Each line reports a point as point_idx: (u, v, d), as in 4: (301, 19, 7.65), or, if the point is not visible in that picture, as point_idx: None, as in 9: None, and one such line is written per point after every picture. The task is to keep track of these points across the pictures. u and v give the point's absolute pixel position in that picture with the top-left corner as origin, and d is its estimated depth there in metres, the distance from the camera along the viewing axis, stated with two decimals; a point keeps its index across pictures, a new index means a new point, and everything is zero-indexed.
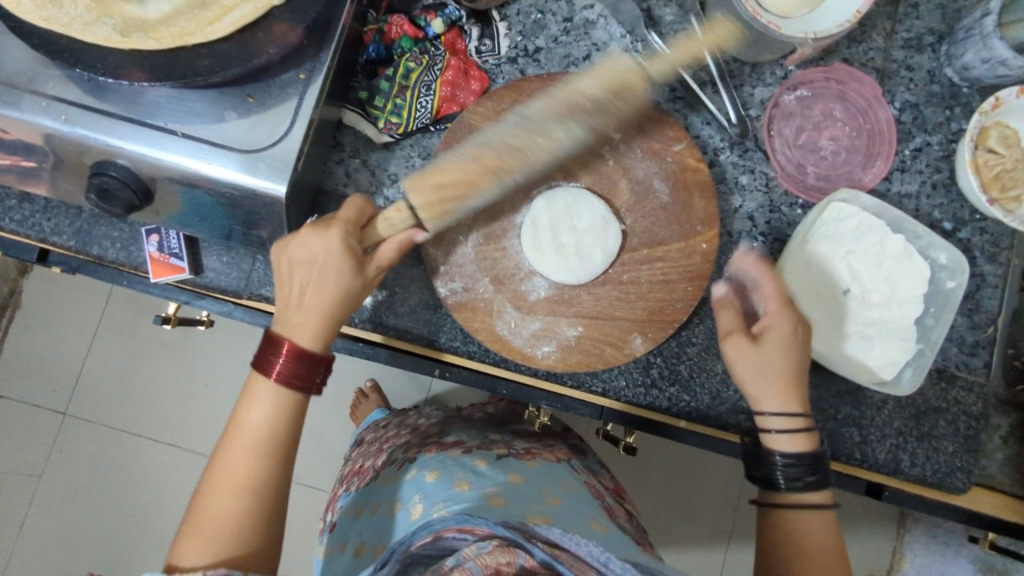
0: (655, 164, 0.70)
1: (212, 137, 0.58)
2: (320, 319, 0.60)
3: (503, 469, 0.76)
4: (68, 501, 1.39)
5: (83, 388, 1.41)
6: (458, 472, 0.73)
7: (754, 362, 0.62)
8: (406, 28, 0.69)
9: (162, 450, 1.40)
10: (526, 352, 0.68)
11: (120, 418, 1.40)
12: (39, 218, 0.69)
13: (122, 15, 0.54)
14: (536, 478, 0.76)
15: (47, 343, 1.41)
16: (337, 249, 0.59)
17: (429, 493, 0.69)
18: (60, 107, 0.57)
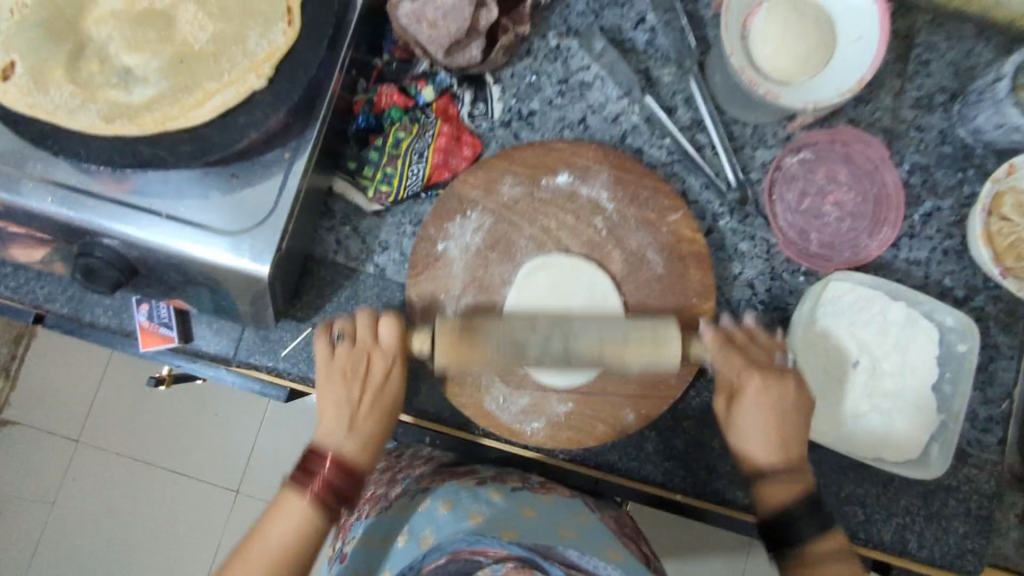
0: (649, 236, 0.67)
1: (196, 218, 0.58)
2: (375, 420, 0.60)
3: (517, 501, 0.64)
4: (78, 531, 1.40)
5: (94, 420, 1.42)
6: (475, 503, 0.62)
7: (759, 436, 0.59)
8: (396, 98, 0.68)
9: (170, 480, 1.41)
10: (515, 430, 0.66)
11: (129, 448, 1.42)
12: (32, 284, 0.69)
13: (106, 101, 0.54)
14: (553, 509, 0.65)
15: (59, 375, 1.43)
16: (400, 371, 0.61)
17: (440, 527, 0.59)
18: (46, 188, 0.57)
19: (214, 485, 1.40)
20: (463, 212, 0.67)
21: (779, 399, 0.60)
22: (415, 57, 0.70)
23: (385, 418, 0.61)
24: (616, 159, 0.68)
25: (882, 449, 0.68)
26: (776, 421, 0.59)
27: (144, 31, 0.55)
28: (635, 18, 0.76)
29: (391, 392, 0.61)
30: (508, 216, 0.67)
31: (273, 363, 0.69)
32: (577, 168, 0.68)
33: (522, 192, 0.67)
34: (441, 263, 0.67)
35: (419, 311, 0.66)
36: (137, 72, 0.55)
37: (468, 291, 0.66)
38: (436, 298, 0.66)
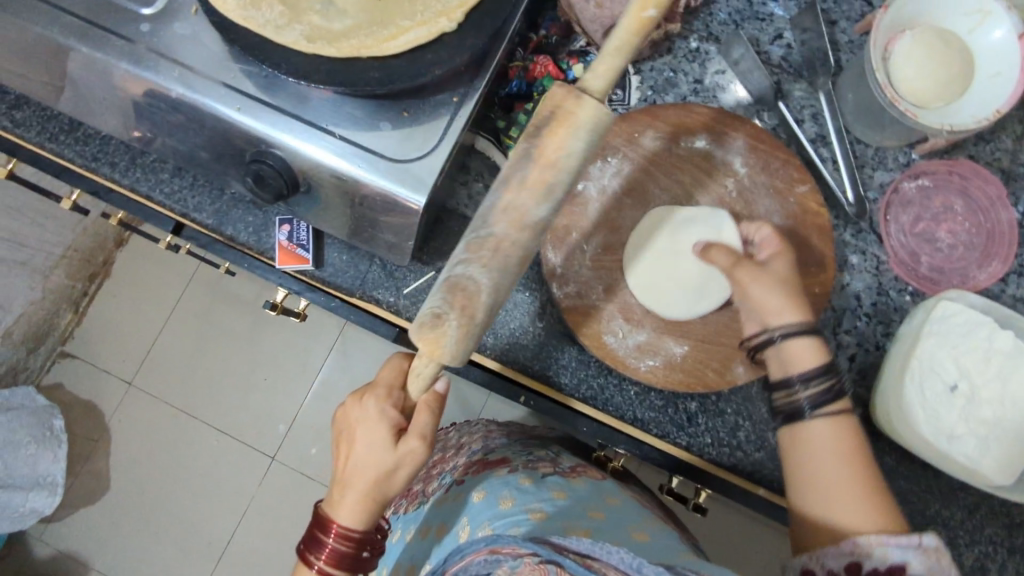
0: (778, 203, 0.71)
1: (364, 143, 0.62)
2: (354, 498, 0.57)
3: (547, 485, 0.71)
4: (122, 468, 1.43)
5: (150, 364, 1.47)
6: (503, 489, 0.70)
7: (819, 419, 0.58)
8: (551, 68, 0.72)
9: (214, 433, 1.44)
10: (629, 363, 0.68)
11: (182, 397, 1.45)
12: (184, 192, 0.74)
13: (309, 24, 0.59)
14: (585, 492, 0.72)
15: (129, 314, 1.48)
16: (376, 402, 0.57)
17: (477, 513, 0.67)
18: (236, 97, 0.62)
19: (257, 446, 1.43)
20: (603, 155, 0.71)
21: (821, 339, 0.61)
22: (572, 33, 0.74)
23: (375, 492, 0.57)
24: (752, 128, 0.72)
25: (981, 474, 0.69)
26: (839, 445, 0.56)
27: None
28: (773, 34, 0.80)
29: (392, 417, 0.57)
30: (647, 164, 0.72)
31: (394, 299, 0.72)
32: (715, 131, 0.72)
33: (662, 145, 0.72)
34: (579, 203, 0.70)
35: (553, 244, 0.69)
36: (339, 3, 0.61)
37: (598, 234, 0.70)
38: (568, 232, 0.70)
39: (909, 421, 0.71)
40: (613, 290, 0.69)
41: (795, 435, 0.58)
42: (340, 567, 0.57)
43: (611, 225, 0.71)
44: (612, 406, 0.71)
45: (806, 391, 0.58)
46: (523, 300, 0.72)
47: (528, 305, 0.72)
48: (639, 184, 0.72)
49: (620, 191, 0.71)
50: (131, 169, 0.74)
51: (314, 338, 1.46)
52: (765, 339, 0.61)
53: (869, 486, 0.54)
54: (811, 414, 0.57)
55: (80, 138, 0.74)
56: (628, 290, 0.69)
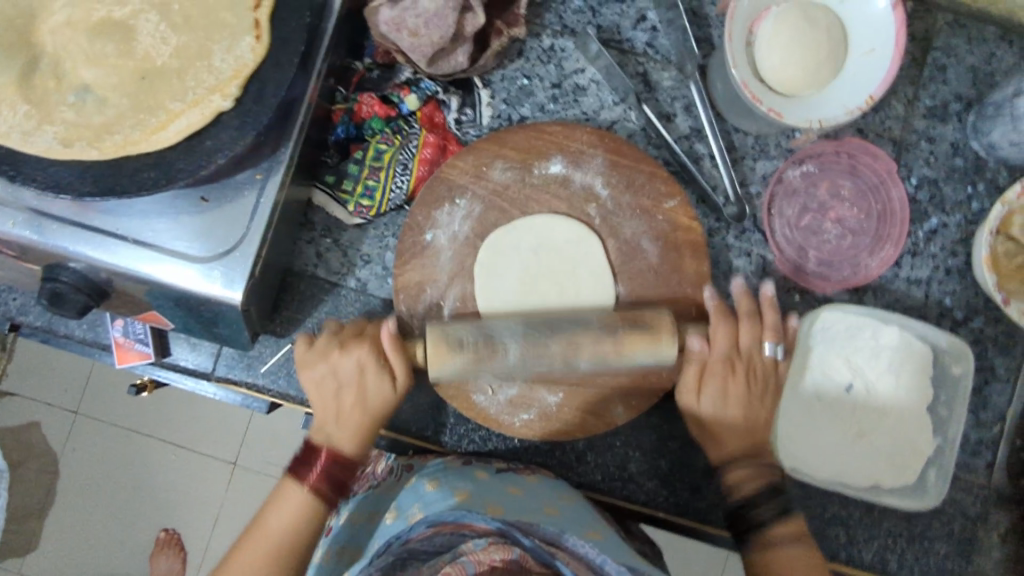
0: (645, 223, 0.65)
1: (163, 241, 0.56)
2: (355, 423, 0.61)
3: (501, 483, 0.63)
4: (66, 506, 1.38)
5: (93, 392, 1.39)
6: (461, 480, 0.62)
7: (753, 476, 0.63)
8: (378, 106, 0.65)
9: (172, 449, 1.38)
10: (503, 420, 0.64)
11: (130, 418, 1.39)
12: (4, 296, 0.68)
13: (65, 122, 0.52)
14: (537, 490, 0.63)
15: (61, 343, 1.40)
16: (368, 354, 0.61)
17: (428, 502, 0.59)
18: (6, 212, 0.54)
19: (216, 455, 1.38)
20: (451, 198, 0.65)
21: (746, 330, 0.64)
22: (397, 64, 0.67)
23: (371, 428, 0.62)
24: (612, 142, 0.66)
25: (883, 479, 0.67)
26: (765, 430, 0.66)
27: (101, 46, 0.53)
28: (635, 17, 0.71)
29: (371, 387, 0.61)
30: (500, 201, 0.65)
31: (252, 379, 0.68)
32: (570, 151, 0.65)
33: (514, 177, 0.65)
34: (429, 255, 0.64)
35: (405, 304, 0.64)
36: (95, 89, 0.52)
37: (456, 285, 0.65)
38: (422, 289, 0.64)
39: (791, 427, 0.68)
40: (477, 344, 0.65)
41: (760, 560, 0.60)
42: (330, 487, 0.60)
43: (468, 274, 0.65)
44: (500, 454, 0.69)
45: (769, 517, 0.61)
46: None
47: None
48: (493, 225, 0.65)
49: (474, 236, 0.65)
50: None
51: None
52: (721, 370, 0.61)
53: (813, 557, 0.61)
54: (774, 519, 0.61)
55: None
56: (494, 341, 0.65)
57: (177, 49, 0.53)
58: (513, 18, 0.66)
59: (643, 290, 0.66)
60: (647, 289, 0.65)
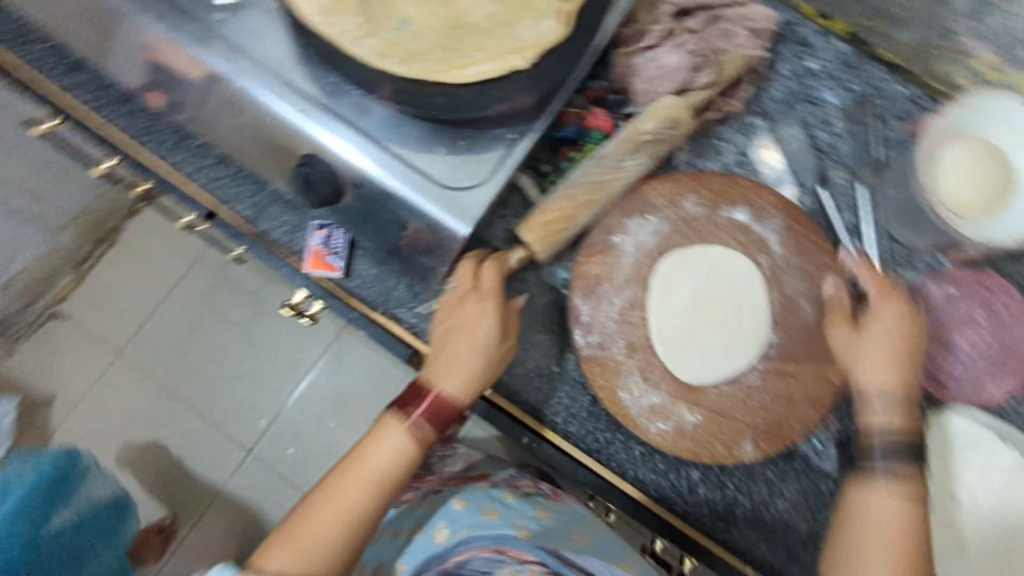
0: (806, 286, 0.72)
1: (416, 161, 0.63)
2: (463, 375, 0.63)
3: (530, 503, 0.80)
4: (94, 437, 1.57)
5: (141, 336, 1.62)
6: (486, 500, 0.78)
7: (887, 487, 0.56)
8: (606, 123, 0.73)
9: (194, 416, 1.59)
10: (640, 424, 0.68)
11: (166, 373, 1.61)
12: (226, 180, 0.74)
13: (385, 40, 0.60)
14: (567, 517, 0.80)
15: (129, 285, 1.64)
16: (492, 312, 0.64)
17: (457, 519, 0.75)
18: (299, 98, 0.63)
19: (236, 438, 1.58)
20: (644, 213, 0.72)
21: (907, 317, 0.65)
22: (629, 98, 0.74)
23: (479, 378, 0.64)
24: (794, 209, 0.73)
25: None
26: (896, 525, 0.54)
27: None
28: (823, 120, 0.81)
29: (499, 345, 0.65)
30: (686, 228, 0.72)
31: (416, 320, 0.72)
32: (755, 206, 0.73)
33: (702, 212, 0.72)
34: (612, 255, 0.70)
35: (582, 289, 0.70)
36: (415, 23, 0.61)
37: (628, 288, 0.70)
38: (599, 282, 0.70)
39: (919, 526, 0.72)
40: (634, 346, 0.69)
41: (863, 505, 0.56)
42: (432, 425, 0.60)
43: (641, 281, 0.70)
44: (616, 463, 0.71)
45: (880, 458, 0.58)
46: (542, 341, 0.73)
47: (547, 347, 0.73)
48: (674, 248, 0.72)
49: (655, 251, 0.71)
50: (177, 149, 0.74)
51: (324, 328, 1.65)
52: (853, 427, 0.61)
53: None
54: (880, 480, 0.56)
55: (132, 108, 0.74)
56: (649, 348, 0.69)
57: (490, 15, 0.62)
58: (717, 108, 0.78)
59: (790, 346, 0.70)
60: (796, 345, 0.70)
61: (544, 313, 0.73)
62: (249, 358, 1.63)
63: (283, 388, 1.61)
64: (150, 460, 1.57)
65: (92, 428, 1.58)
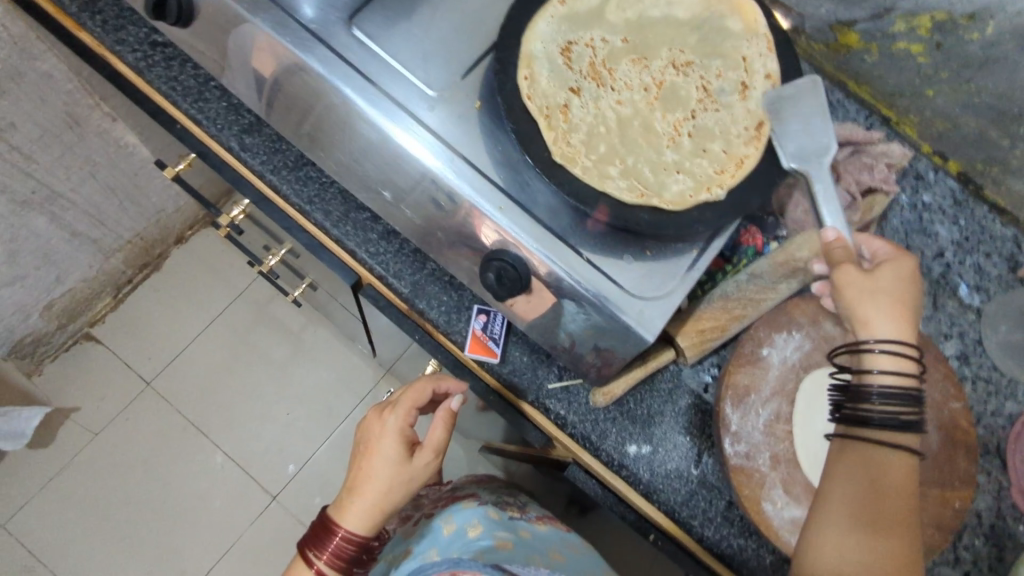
0: (932, 412, 0.76)
1: (608, 269, 0.64)
2: (365, 504, 0.69)
3: (513, 523, 0.89)
4: (110, 470, 1.49)
5: (173, 369, 1.58)
6: (472, 517, 0.87)
7: (894, 358, 0.59)
8: (757, 241, 0.78)
9: (221, 458, 1.53)
10: (782, 536, 0.69)
11: (197, 410, 1.56)
12: (388, 257, 0.74)
13: (592, 159, 0.60)
14: (544, 535, 0.91)
15: (168, 315, 1.61)
16: (395, 427, 0.72)
17: (446, 542, 0.83)
18: (500, 196, 0.64)
19: (263, 482, 1.53)
20: (789, 328, 0.75)
21: (870, 284, 0.61)
22: (780, 220, 0.78)
23: (381, 508, 0.70)
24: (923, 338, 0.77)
25: None
26: (887, 471, 0.56)
27: (633, 130, 0.64)
28: (936, 250, 0.88)
29: (405, 469, 0.70)
30: (828, 347, 0.76)
31: (565, 412, 0.73)
32: None
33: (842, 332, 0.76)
34: (760, 366, 0.74)
35: (731, 397, 0.72)
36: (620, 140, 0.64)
37: (774, 400, 0.73)
38: (747, 391, 0.73)
39: None
40: (778, 458, 0.71)
41: (861, 453, 0.58)
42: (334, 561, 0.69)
43: (786, 395, 0.74)
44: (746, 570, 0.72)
45: (879, 405, 0.58)
46: (682, 443, 0.75)
47: (687, 449, 0.74)
48: (816, 364, 0.75)
49: (799, 366, 0.75)
50: (341, 221, 0.74)
51: (365, 376, 1.63)
52: (861, 344, 0.60)
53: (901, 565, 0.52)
54: (874, 422, 0.58)
55: (300, 177, 0.75)
56: (792, 461, 0.71)
57: (684, 156, 0.63)
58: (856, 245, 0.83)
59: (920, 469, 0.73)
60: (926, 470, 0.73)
61: (685, 415, 0.75)
62: (284, 400, 1.59)
63: (315, 433, 1.57)
64: (167, 502, 1.49)
65: (108, 461, 1.50)
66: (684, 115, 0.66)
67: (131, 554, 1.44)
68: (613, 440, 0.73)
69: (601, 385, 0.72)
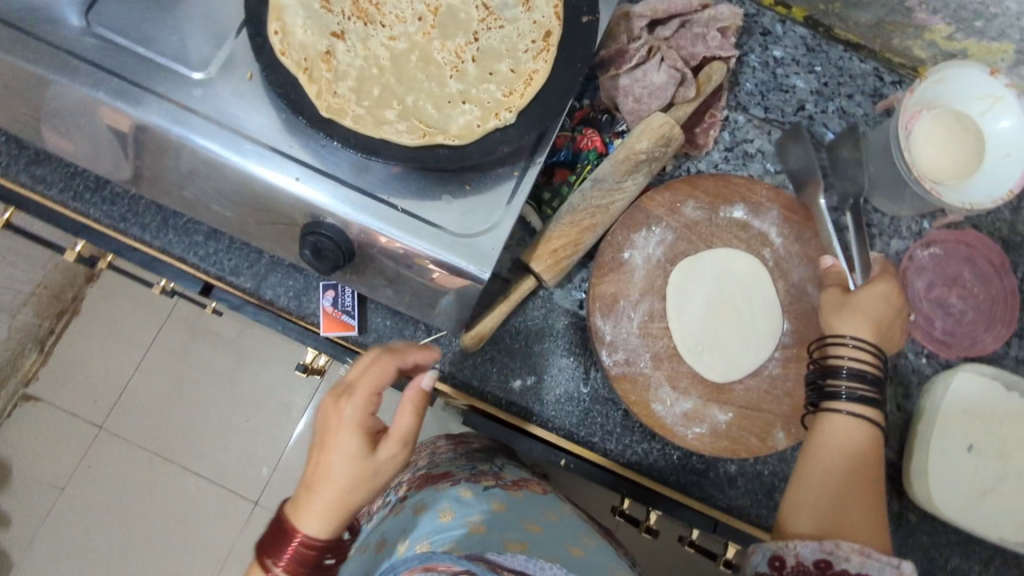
0: (810, 271, 0.74)
1: (428, 215, 0.61)
2: (321, 508, 0.51)
3: (488, 496, 0.68)
4: (85, 519, 1.48)
5: (121, 406, 1.53)
6: (439, 501, 0.67)
7: (862, 351, 0.62)
8: (596, 143, 0.75)
9: (193, 480, 1.52)
10: (677, 432, 0.69)
11: (156, 441, 1.52)
12: (221, 255, 0.71)
13: (365, 105, 0.59)
14: (525, 502, 0.71)
15: (95, 352, 1.54)
16: (355, 411, 0.51)
17: (412, 536, 0.61)
18: (294, 167, 0.59)
19: (239, 491, 1.52)
20: (648, 225, 0.73)
21: (886, 300, 0.64)
22: (617, 114, 0.76)
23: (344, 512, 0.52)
24: (787, 199, 0.75)
25: (1009, 530, 0.73)
26: (858, 442, 0.59)
27: (410, 66, 0.62)
28: (795, 104, 0.84)
29: (366, 466, 0.51)
30: (691, 234, 0.74)
31: (441, 364, 0.72)
32: (750, 203, 0.75)
33: (703, 215, 0.74)
34: (624, 271, 0.72)
35: (601, 309, 0.70)
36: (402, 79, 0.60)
37: (645, 301, 0.71)
38: (616, 299, 0.71)
39: (937, 490, 0.73)
40: (660, 356, 0.70)
41: (830, 425, 0.60)
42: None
43: (657, 292, 0.72)
44: (655, 471, 0.73)
45: (847, 385, 0.61)
46: (567, 365, 0.74)
47: (573, 369, 0.73)
48: (682, 254, 0.73)
49: (665, 260, 0.73)
50: (162, 231, 0.71)
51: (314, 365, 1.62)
52: (837, 338, 0.63)
53: (863, 521, 0.55)
54: (845, 408, 0.60)
55: (105, 198, 0.71)
56: (674, 356, 0.71)
57: (469, 83, 0.62)
58: (710, 120, 0.81)
59: (806, 331, 0.72)
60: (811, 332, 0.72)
61: (565, 337, 0.74)
62: (238, 408, 1.55)
63: (278, 433, 1.55)
64: (151, 536, 1.49)
65: (80, 511, 1.48)
66: (466, 39, 0.64)
67: None
68: (496, 379, 0.72)
69: (468, 329, 0.69)
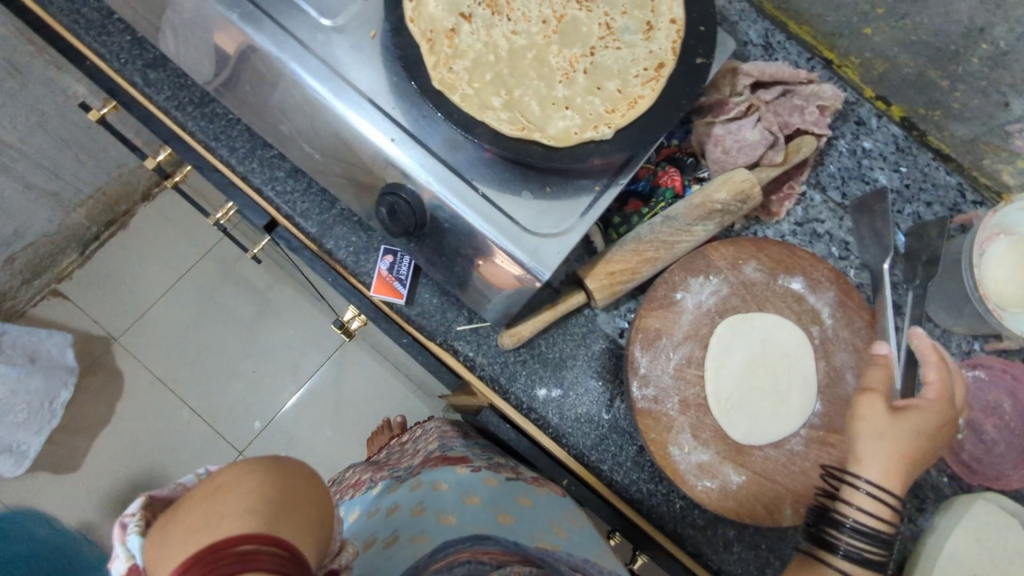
0: (854, 358, 0.73)
1: (504, 205, 0.62)
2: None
3: (511, 488, 0.67)
4: (76, 424, 1.49)
5: (140, 326, 1.56)
6: (462, 484, 0.65)
7: (877, 500, 0.59)
8: (675, 183, 0.76)
9: (187, 414, 1.52)
10: (688, 480, 0.68)
11: (163, 367, 1.54)
12: (295, 195, 0.73)
13: (474, 87, 0.62)
14: (547, 503, 0.68)
15: (131, 267, 1.57)
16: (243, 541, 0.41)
17: (438, 504, 0.62)
18: (392, 128, 0.62)
19: (228, 438, 1.52)
20: (707, 272, 0.73)
21: (929, 430, 0.60)
22: (701, 160, 0.78)
23: None
24: (847, 284, 0.74)
25: None
26: None
27: (525, 62, 0.65)
28: None
29: None
30: (745, 292, 0.74)
31: (473, 354, 0.72)
32: (810, 278, 0.74)
33: (762, 277, 0.74)
34: (673, 311, 0.72)
35: (641, 341, 0.71)
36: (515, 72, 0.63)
37: (685, 345, 0.72)
38: (658, 335, 0.71)
39: None
40: (687, 402, 0.70)
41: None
42: None
43: (699, 339, 0.72)
44: (655, 514, 0.72)
45: (852, 544, 0.59)
46: (594, 388, 0.74)
47: (599, 394, 0.74)
48: (731, 309, 0.74)
49: (714, 310, 0.73)
50: (248, 159, 0.74)
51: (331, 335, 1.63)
52: (852, 476, 0.60)
53: None
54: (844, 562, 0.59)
55: (206, 114, 0.74)
56: (701, 406, 0.70)
57: (576, 92, 0.64)
58: (786, 191, 0.82)
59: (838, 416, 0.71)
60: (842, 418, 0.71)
61: (599, 360, 0.74)
62: (250, 357, 1.57)
63: (279, 391, 1.56)
64: (136, 457, 1.49)
65: (74, 416, 1.49)
66: (582, 51, 0.66)
67: (100, 506, 1.46)
68: (522, 383, 0.73)
69: (509, 325, 0.70)
